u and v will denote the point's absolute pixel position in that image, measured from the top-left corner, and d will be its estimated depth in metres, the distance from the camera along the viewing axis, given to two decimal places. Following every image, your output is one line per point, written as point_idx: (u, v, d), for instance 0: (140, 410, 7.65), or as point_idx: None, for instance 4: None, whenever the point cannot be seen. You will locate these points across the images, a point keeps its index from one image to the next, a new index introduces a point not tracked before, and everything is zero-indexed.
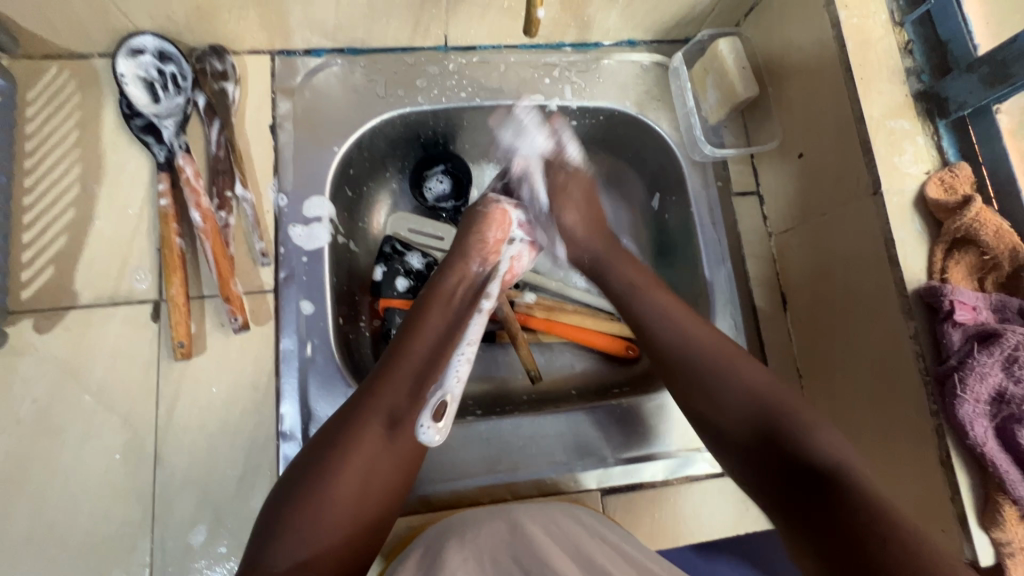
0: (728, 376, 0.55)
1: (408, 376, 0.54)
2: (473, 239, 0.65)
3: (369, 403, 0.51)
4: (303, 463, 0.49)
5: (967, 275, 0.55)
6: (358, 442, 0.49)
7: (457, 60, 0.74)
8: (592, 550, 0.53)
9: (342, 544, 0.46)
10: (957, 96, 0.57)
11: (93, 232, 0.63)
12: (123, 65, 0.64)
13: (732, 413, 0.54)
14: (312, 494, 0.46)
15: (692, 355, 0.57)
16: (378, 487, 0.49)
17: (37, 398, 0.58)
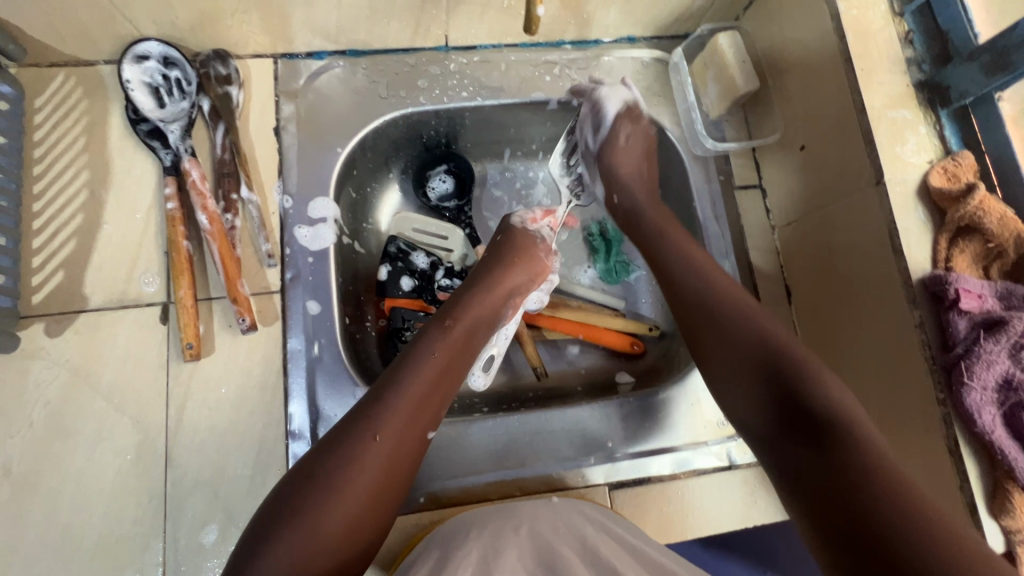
0: (751, 329, 0.57)
1: (431, 381, 0.55)
2: (505, 252, 0.67)
3: (399, 389, 0.53)
4: (326, 442, 0.50)
5: (971, 263, 0.55)
6: (387, 426, 0.51)
7: (458, 60, 0.75)
8: (603, 548, 0.54)
9: (354, 525, 0.47)
10: (958, 84, 0.57)
11: (102, 237, 0.64)
12: (129, 71, 0.65)
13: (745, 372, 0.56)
14: (335, 470, 0.48)
15: (716, 315, 0.59)
16: (399, 471, 0.51)
17: (49, 401, 0.59)
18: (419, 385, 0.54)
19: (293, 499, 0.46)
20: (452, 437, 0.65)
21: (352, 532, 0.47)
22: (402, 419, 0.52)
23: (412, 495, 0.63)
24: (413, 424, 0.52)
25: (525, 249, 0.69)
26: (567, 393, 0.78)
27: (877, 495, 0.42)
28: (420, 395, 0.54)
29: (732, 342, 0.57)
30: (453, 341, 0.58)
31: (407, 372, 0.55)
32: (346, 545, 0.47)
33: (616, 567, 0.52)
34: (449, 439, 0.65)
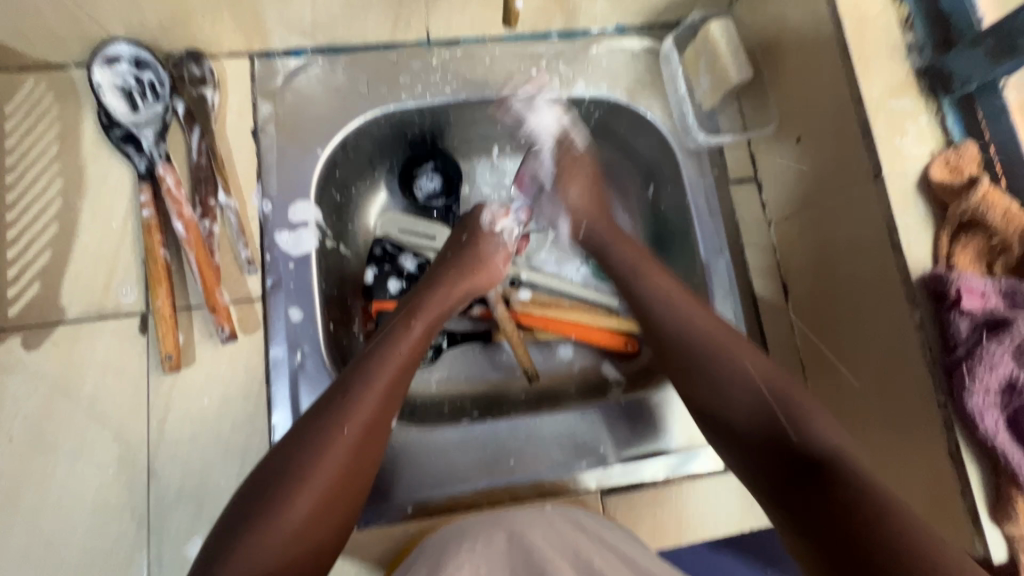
0: (733, 374, 0.55)
1: (392, 371, 0.54)
2: (470, 251, 0.68)
3: (366, 381, 0.52)
4: (294, 435, 0.49)
5: (974, 260, 0.52)
6: (353, 415, 0.50)
7: (441, 54, 0.72)
8: (581, 545, 0.53)
9: (316, 518, 0.46)
10: (961, 71, 0.54)
11: (78, 246, 0.63)
12: (100, 75, 0.63)
13: (714, 413, 0.55)
14: (299, 461, 0.47)
15: (704, 360, 0.57)
16: (365, 464, 0.50)
17: (28, 415, 0.58)
18: (385, 378, 0.53)
19: (261, 495, 0.45)
20: (438, 444, 0.64)
21: (320, 524, 0.46)
22: (369, 411, 0.51)
23: (400, 504, 0.62)
24: (378, 416, 0.52)
25: (488, 247, 0.69)
26: (560, 395, 0.76)
27: (890, 526, 0.41)
28: (386, 385, 0.53)
29: (713, 388, 0.56)
30: (411, 336, 0.58)
31: (373, 363, 0.54)
32: (316, 537, 0.46)
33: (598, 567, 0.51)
34: (436, 447, 0.64)
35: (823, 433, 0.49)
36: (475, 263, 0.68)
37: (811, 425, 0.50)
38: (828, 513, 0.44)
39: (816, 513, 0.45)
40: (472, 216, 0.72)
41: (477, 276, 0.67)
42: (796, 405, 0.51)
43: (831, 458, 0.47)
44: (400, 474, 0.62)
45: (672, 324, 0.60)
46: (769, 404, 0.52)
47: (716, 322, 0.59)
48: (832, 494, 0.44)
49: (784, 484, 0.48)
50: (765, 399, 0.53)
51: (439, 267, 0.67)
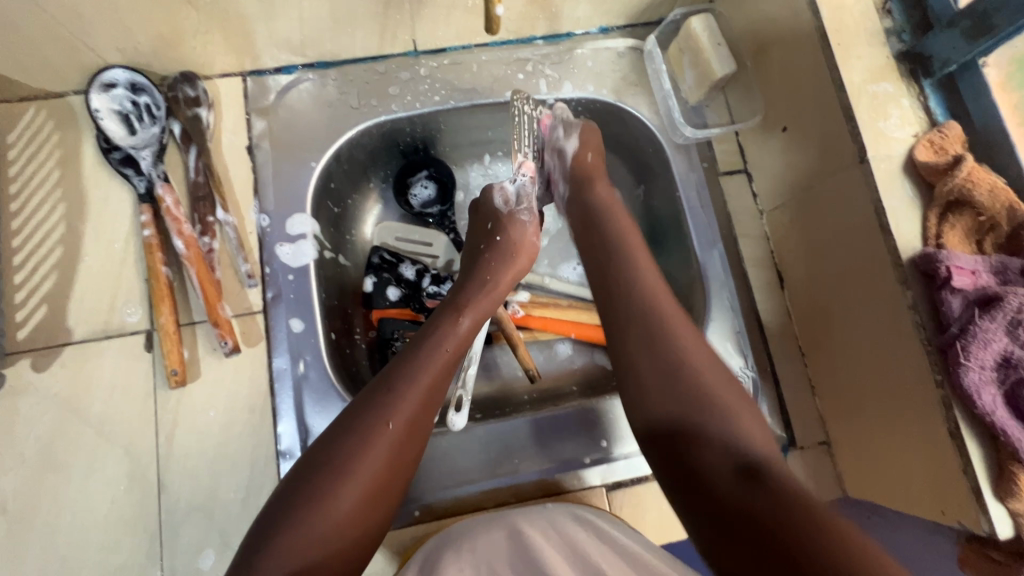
0: (670, 353, 0.54)
1: (439, 364, 0.54)
2: (502, 243, 0.68)
3: (415, 373, 0.52)
4: (338, 426, 0.49)
5: (963, 238, 0.53)
6: (400, 410, 0.49)
7: (428, 64, 0.73)
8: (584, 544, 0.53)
9: (362, 511, 0.46)
10: (939, 53, 0.55)
11: (83, 268, 0.64)
12: (98, 100, 0.65)
13: (664, 409, 0.52)
14: (345, 451, 0.47)
15: (664, 348, 0.54)
16: (410, 457, 0.50)
17: (40, 436, 0.59)
18: (433, 370, 0.53)
19: (310, 484, 0.45)
20: (443, 448, 0.64)
21: (364, 518, 0.46)
22: (416, 403, 0.51)
23: (406, 508, 0.62)
24: (424, 410, 0.51)
25: (517, 232, 0.70)
26: (561, 394, 0.76)
27: (813, 521, 0.40)
28: (434, 378, 0.53)
29: (662, 361, 0.54)
30: (456, 337, 0.58)
31: (417, 360, 0.54)
32: (359, 528, 0.46)
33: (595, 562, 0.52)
34: (442, 449, 0.64)
35: (750, 434, 0.49)
36: (510, 251, 0.68)
37: (737, 427, 0.49)
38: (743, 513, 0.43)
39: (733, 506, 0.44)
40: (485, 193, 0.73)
41: (517, 260, 0.68)
42: (725, 406, 0.51)
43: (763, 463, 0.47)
44: None
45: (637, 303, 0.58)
46: (697, 405, 0.51)
47: (690, 325, 0.56)
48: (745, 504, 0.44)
49: (698, 484, 0.47)
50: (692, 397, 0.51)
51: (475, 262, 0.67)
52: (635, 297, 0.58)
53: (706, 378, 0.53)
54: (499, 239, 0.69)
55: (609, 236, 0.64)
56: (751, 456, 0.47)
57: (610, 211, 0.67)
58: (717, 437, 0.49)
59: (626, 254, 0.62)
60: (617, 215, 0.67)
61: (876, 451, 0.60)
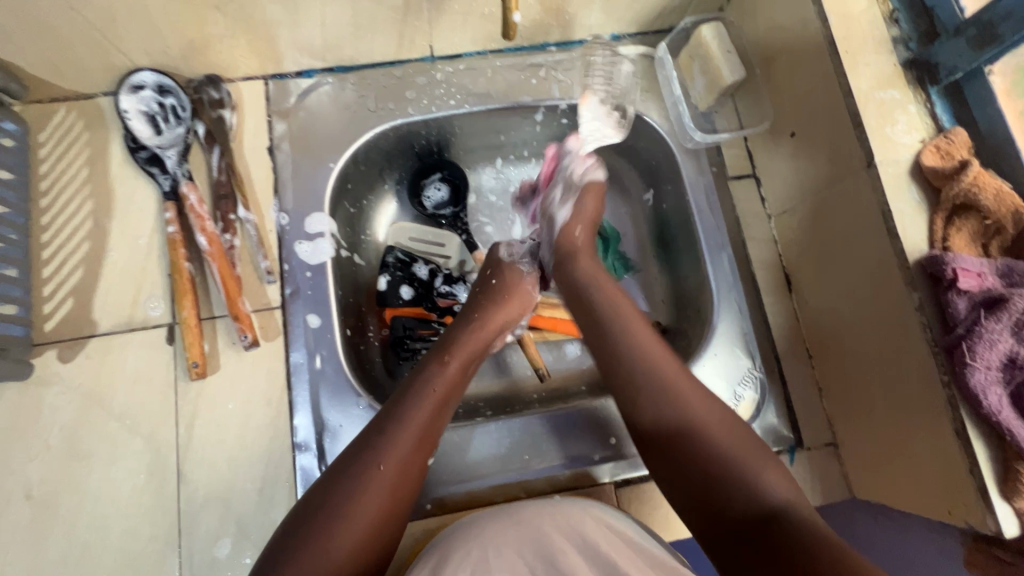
0: (680, 409, 0.54)
1: (429, 406, 0.55)
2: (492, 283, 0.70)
3: (404, 415, 0.54)
4: (334, 474, 0.50)
5: (969, 241, 0.54)
6: (393, 454, 0.51)
7: (444, 69, 0.75)
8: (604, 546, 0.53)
9: (359, 556, 0.47)
10: (946, 61, 0.56)
11: (108, 263, 0.66)
12: (126, 101, 0.67)
13: (665, 427, 0.54)
14: (336, 505, 0.48)
15: (663, 401, 0.55)
16: (403, 499, 0.51)
17: (65, 424, 0.61)
18: (423, 413, 0.55)
19: (304, 531, 0.47)
20: (455, 443, 0.65)
21: (360, 562, 0.47)
22: (405, 448, 0.52)
23: (419, 501, 0.63)
24: (415, 454, 0.52)
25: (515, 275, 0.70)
26: (570, 394, 0.77)
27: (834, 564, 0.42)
28: (425, 422, 0.54)
29: (677, 418, 0.54)
30: (446, 379, 0.58)
31: (409, 400, 0.55)
32: (356, 572, 0.46)
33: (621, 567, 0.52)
34: (454, 444, 0.65)
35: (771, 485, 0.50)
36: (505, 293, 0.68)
37: (764, 481, 0.50)
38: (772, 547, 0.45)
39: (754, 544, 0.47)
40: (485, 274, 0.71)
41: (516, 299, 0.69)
42: (739, 463, 0.51)
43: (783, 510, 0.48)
44: None
45: (627, 348, 0.59)
46: (727, 467, 0.51)
47: (691, 380, 0.56)
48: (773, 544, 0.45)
49: (732, 530, 0.49)
50: (699, 456, 0.52)
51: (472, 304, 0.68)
52: (632, 353, 0.58)
53: (721, 446, 0.52)
54: (493, 280, 0.70)
55: (597, 291, 0.63)
56: (768, 503, 0.48)
57: (592, 282, 0.64)
58: (739, 494, 0.49)
59: (600, 289, 0.63)
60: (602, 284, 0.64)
61: (884, 452, 0.60)
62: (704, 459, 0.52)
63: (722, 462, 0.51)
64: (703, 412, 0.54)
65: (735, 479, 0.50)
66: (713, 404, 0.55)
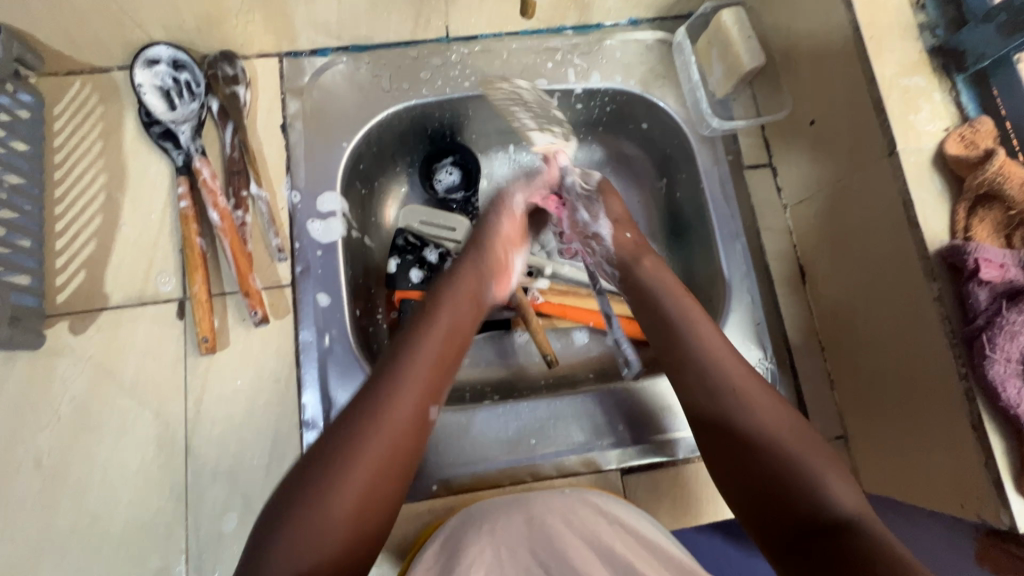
0: (743, 409, 0.53)
1: (424, 354, 0.54)
2: (493, 220, 0.68)
3: (397, 361, 0.53)
4: (327, 439, 0.48)
5: (991, 233, 0.52)
6: (386, 406, 0.50)
7: (460, 50, 0.75)
8: (619, 549, 0.53)
9: (358, 505, 0.46)
10: (974, 48, 0.55)
11: (120, 237, 0.66)
12: (140, 75, 0.67)
13: (719, 422, 0.53)
14: (334, 453, 0.47)
15: (724, 401, 0.54)
16: (407, 444, 0.49)
17: (75, 396, 0.62)
18: (420, 361, 0.53)
19: (303, 484, 0.46)
20: (464, 425, 0.65)
21: (363, 515, 0.46)
22: (404, 398, 0.50)
23: (425, 482, 0.63)
24: (416, 399, 0.51)
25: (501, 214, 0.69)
26: (577, 380, 0.77)
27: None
28: (426, 371, 0.53)
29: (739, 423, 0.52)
30: (439, 324, 0.57)
31: (402, 350, 0.54)
32: (355, 527, 0.45)
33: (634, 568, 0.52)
34: (462, 426, 0.65)
35: (843, 496, 0.46)
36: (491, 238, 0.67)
37: (825, 488, 0.47)
38: (835, 571, 0.41)
39: (821, 566, 0.43)
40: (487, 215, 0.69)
41: (505, 241, 0.67)
42: (819, 470, 0.48)
43: (855, 521, 0.44)
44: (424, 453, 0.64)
45: (694, 349, 0.57)
46: (793, 465, 0.49)
47: (760, 383, 0.55)
48: (835, 554, 0.42)
49: (798, 549, 0.45)
50: (784, 458, 0.49)
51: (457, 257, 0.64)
52: (695, 362, 0.56)
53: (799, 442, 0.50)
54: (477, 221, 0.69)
55: (668, 294, 0.62)
56: (837, 515, 0.45)
57: (662, 287, 0.63)
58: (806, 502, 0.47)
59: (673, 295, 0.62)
60: (668, 283, 0.63)
61: (896, 447, 0.60)
62: (774, 459, 0.50)
63: (802, 467, 0.48)
64: (772, 414, 0.52)
65: (804, 476, 0.48)
66: (774, 409, 0.52)
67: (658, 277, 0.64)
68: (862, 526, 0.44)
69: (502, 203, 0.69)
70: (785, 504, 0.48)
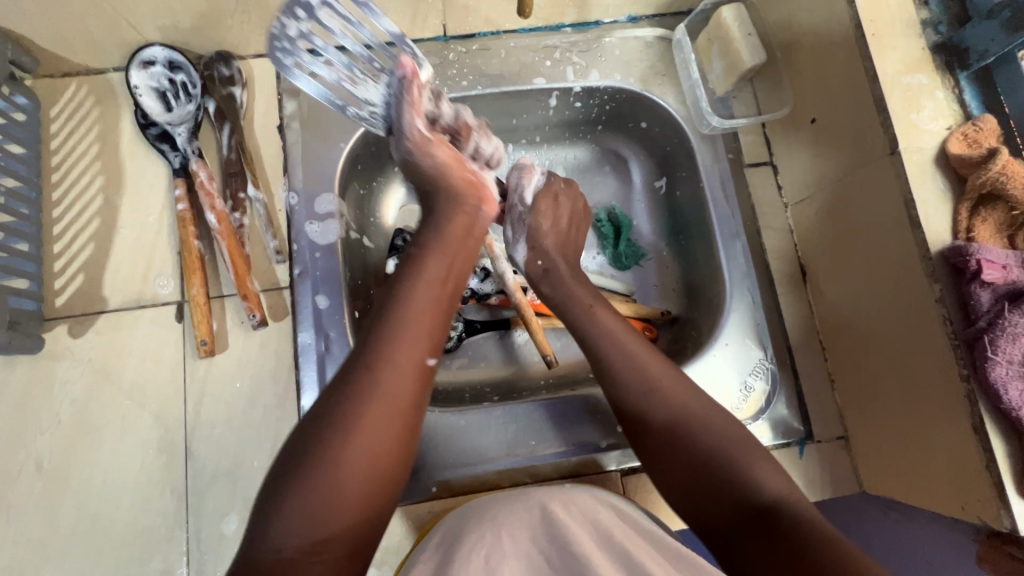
0: (663, 400, 0.53)
1: (418, 299, 0.50)
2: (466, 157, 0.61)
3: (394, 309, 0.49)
4: (318, 414, 0.44)
5: (994, 233, 0.52)
6: (384, 360, 0.46)
7: (457, 49, 0.74)
8: (617, 534, 0.51)
9: (370, 462, 0.43)
10: (977, 45, 0.54)
11: (118, 240, 0.66)
12: (136, 77, 0.67)
13: (659, 416, 0.52)
14: (336, 414, 0.43)
15: (645, 395, 0.53)
16: (411, 393, 0.46)
17: (75, 399, 0.62)
18: (419, 305, 0.49)
19: (305, 451, 0.43)
20: (464, 427, 0.65)
21: (376, 473, 0.43)
22: (402, 347, 0.47)
23: (425, 484, 0.64)
24: (413, 345, 0.47)
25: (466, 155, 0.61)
26: (577, 380, 0.77)
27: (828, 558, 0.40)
28: (421, 317, 0.49)
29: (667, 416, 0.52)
30: (433, 264, 0.52)
31: (399, 295, 0.50)
32: (370, 486, 0.43)
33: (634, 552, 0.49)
34: (461, 428, 0.65)
35: (761, 480, 0.47)
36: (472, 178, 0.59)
37: (752, 474, 0.48)
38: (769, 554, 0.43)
39: (755, 547, 0.44)
40: (413, 162, 0.58)
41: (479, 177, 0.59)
42: (739, 456, 0.49)
43: (776, 503, 0.46)
44: (424, 455, 0.64)
45: (605, 348, 0.57)
46: (717, 450, 0.49)
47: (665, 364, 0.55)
48: (777, 540, 0.43)
49: (733, 533, 0.46)
50: (710, 442, 0.50)
51: (436, 197, 0.57)
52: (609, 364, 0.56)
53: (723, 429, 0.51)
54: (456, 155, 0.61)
55: (580, 293, 0.62)
56: (760, 498, 0.46)
57: (575, 298, 0.62)
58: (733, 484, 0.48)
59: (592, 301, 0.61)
60: (580, 296, 0.62)
61: (897, 447, 0.60)
62: (705, 445, 0.50)
63: (723, 455, 0.49)
64: (700, 406, 0.52)
65: (727, 460, 0.49)
66: (697, 396, 0.53)
67: (574, 292, 0.62)
68: (784, 507, 0.45)
69: (420, 152, 0.57)
70: (713, 488, 0.48)
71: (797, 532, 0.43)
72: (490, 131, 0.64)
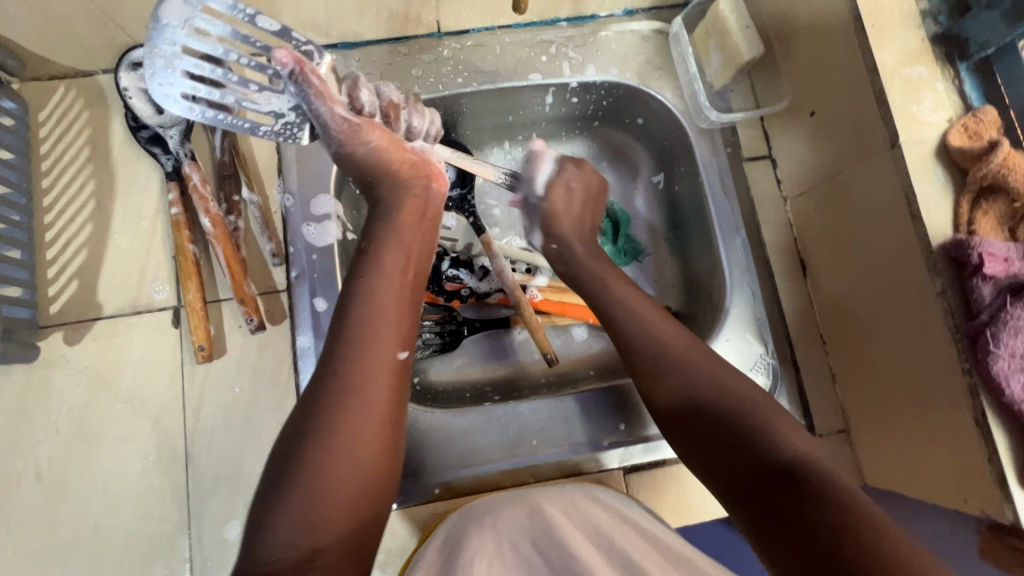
0: (685, 375, 0.53)
1: (382, 291, 0.49)
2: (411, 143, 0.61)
3: (358, 306, 0.48)
4: (297, 416, 0.45)
5: (996, 225, 0.51)
6: (354, 358, 0.46)
7: (452, 45, 0.73)
8: (616, 536, 0.52)
9: (355, 460, 0.43)
10: (977, 35, 0.54)
11: (112, 246, 0.65)
12: (126, 78, 0.62)
13: (674, 392, 0.53)
14: (321, 417, 0.44)
15: (666, 367, 0.54)
16: (387, 387, 0.46)
17: (72, 407, 0.61)
18: (385, 299, 0.49)
19: (291, 459, 0.42)
20: (465, 427, 0.65)
21: (365, 471, 0.43)
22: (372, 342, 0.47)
23: (427, 485, 0.64)
24: (382, 338, 0.47)
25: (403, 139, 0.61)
26: (578, 378, 0.77)
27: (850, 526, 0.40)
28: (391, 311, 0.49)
29: (688, 387, 0.52)
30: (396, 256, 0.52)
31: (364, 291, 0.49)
32: (360, 484, 0.43)
33: (633, 557, 0.50)
34: (462, 429, 0.65)
35: (787, 440, 0.47)
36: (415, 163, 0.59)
37: (775, 435, 0.48)
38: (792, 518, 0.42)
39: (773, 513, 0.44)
40: (348, 154, 0.57)
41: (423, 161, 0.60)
42: (763, 419, 0.49)
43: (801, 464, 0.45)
44: (425, 456, 0.63)
45: (629, 323, 0.58)
46: (737, 415, 0.50)
47: (689, 339, 0.56)
48: (803, 499, 0.42)
49: (754, 498, 0.46)
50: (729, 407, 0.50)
51: (378, 183, 0.57)
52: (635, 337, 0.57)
53: (742, 394, 0.51)
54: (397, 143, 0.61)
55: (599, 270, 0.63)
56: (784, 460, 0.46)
57: (592, 270, 0.64)
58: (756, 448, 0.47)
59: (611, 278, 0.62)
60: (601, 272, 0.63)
61: (897, 441, 0.60)
62: (725, 410, 0.50)
63: (745, 421, 0.49)
64: (720, 375, 0.52)
65: (753, 425, 0.49)
66: (732, 373, 0.53)
67: (589, 269, 0.64)
68: (809, 469, 0.44)
69: (352, 142, 0.56)
70: (735, 453, 0.48)
71: (822, 489, 0.43)
72: (421, 107, 0.63)
